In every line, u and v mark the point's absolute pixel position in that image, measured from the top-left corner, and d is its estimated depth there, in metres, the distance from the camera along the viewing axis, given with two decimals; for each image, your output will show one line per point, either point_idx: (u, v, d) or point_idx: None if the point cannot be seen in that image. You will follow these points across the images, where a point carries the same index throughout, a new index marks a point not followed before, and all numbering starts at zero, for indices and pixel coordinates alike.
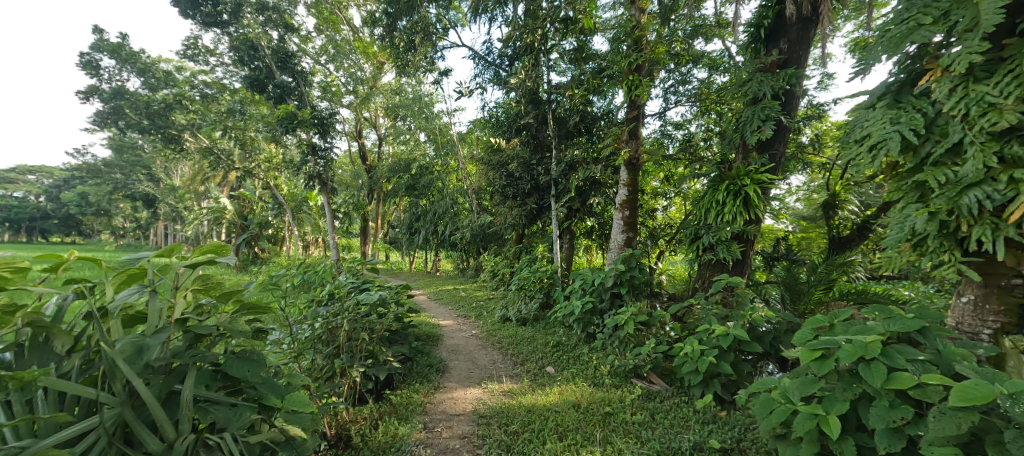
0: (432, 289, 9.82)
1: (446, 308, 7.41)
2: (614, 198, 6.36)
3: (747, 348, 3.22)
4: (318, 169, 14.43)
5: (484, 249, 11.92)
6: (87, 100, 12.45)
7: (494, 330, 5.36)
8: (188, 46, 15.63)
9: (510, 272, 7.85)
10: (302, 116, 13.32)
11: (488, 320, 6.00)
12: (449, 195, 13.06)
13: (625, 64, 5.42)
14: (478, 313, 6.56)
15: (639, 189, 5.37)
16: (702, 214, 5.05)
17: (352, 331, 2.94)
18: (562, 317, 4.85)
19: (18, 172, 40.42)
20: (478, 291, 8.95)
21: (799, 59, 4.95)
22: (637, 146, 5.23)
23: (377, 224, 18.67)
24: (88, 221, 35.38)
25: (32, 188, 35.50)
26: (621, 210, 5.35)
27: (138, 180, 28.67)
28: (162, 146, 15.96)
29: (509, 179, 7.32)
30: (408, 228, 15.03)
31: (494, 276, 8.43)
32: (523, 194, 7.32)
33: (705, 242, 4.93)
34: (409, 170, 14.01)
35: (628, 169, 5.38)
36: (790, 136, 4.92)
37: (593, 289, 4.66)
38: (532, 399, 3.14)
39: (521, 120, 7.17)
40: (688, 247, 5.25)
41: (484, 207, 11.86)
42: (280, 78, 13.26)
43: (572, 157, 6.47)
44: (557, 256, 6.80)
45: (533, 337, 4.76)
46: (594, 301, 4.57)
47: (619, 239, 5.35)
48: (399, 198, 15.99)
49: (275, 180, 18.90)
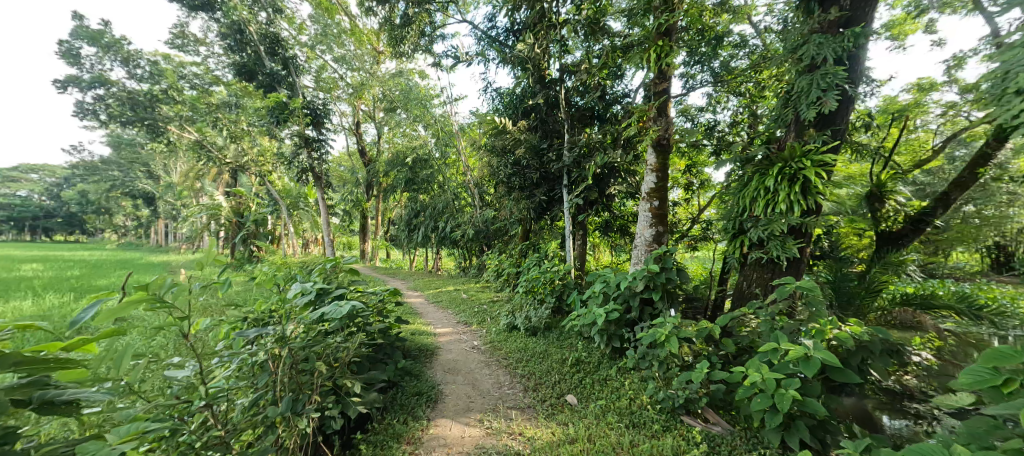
0: (430, 290, 9.04)
1: (444, 312, 6.63)
2: (634, 187, 5.55)
3: (834, 377, 2.51)
4: (313, 163, 13.70)
5: (487, 247, 11.12)
6: (64, 90, 11.75)
7: (499, 341, 4.58)
8: (176, 34, 14.90)
9: (516, 272, 7.08)
10: (293, 105, 12.56)
11: (490, 328, 5.22)
12: (449, 189, 12.28)
13: (652, 27, 4.59)
14: (480, 319, 5.78)
15: (670, 175, 4.54)
16: (745, 204, 4.23)
17: (308, 359, 2.17)
18: (581, 328, 4.07)
19: (21, 172, 40.29)
20: (480, 292, 8.17)
21: (864, 18, 4.12)
22: (669, 123, 4.39)
23: (377, 221, 17.91)
24: (87, 218, 35.05)
25: (36, 186, 35.57)
26: (649, 200, 4.52)
27: (138, 178, 28.31)
28: (150, 139, 15.26)
29: (514, 168, 6.51)
30: (406, 225, 14.19)
31: (498, 275, 7.64)
32: (530, 184, 6.53)
33: (750, 238, 4.10)
34: (408, 163, 13.25)
35: (656, 150, 4.55)
36: (854, 110, 4.10)
37: (619, 294, 3.89)
38: (553, 450, 2.37)
39: (527, 101, 6.36)
40: (728, 244, 4.42)
41: (488, 201, 11.09)
42: (269, 65, 12.55)
43: (587, 141, 5.69)
44: (570, 254, 6.04)
45: (545, 352, 3.96)
46: (619, 310, 3.82)
47: (645, 234, 4.49)
48: (397, 194, 15.22)
49: (270, 175, 18.19)
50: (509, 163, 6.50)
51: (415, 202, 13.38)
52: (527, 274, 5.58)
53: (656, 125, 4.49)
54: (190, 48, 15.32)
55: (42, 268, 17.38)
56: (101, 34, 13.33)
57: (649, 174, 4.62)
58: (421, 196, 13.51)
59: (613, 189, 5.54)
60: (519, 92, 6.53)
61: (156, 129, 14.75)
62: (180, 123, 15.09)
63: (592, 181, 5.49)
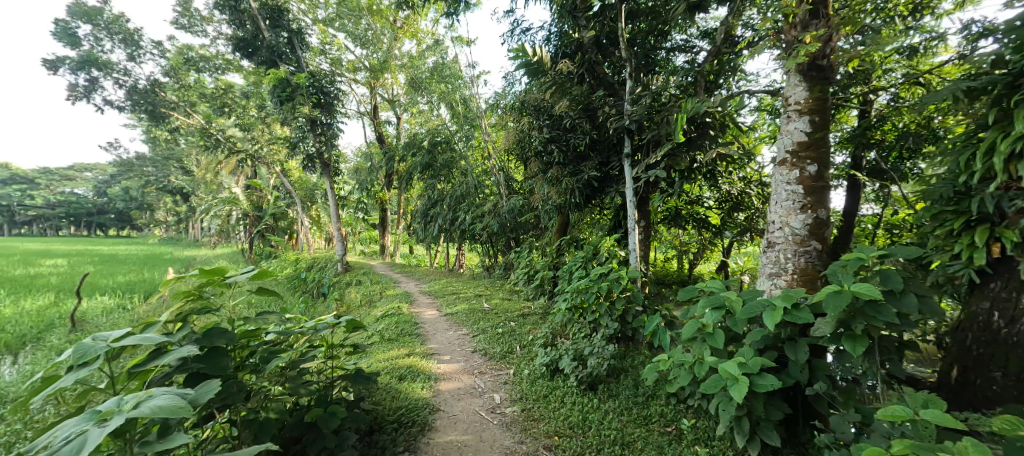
0: (445, 296, 7.42)
1: (457, 330, 4.97)
2: (740, 152, 3.62)
3: None
4: (322, 148, 12.36)
5: (516, 242, 9.38)
6: (54, 70, 10.87)
7: (536, 397, 2.88)
8: (181, 13, 13.95)
9: (552, 276, 5.35)
10: (296, 83, 11.21)
11: (521, 366, 3.51)
12: (471, 173, 10.60)
13: None
14: (505, 347, 4.08)
15: (830, 118, 2.58)
16: (998, 168, 2.25)
17: None
18: (689, 392, 2.32)
19: (74, 170, 41.68)
20: (507, 300, 6.43)
21: None
22: (837, 25, 2.45)
23: (398, 215, 16.52)
24: (134, 215, 36.04)
25: (86, 184, 37.35)
26: (797, 163, 2.56)
27: (172, 173, 28.54)
28: (156, 126, 14.36)
29: (552, 136, 4.67)
30: (422, 219, 12.61)
31: (529, 279, 5.92)
32: (575, 156, 4.66)
33: (1020, 231, 2.16)
34: (425, 146, 11.67)
35: (803, 78, 2.61)
36: None
37: (768, 335, 2.10)
38: None
39: (571, 37, 4.38)
40: (951, 242, 2.45)
41: (515, 188, 9.34)
42: (268, 37, 11.22)
43: (663, 89, 3.81)
44: (633, 254, 4.20)
45: (623, 441, 2.27)
46: (768, 368, 2.03)
47: (796, 224, 2.52)
48: (415, 182, 13.69)
49: (284, 165, 17.14)
50: (545, 127, 4.64)
51: (432, 191, 11.76)
52: (572, 284, 3.85)
53: (809, 31, 2.52)
54: (197, 29, 14.30)
55: (63, 264, 17.22)
56: (99, 10, 12.29)
57: (789, 120, 2.67)
58: (438, 184, 11.91)
59: (708, 155, 3.59)
60: (557, 27, 4.63)
61: (160, 116, 13.81)
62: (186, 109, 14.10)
63: (679, 141, 3.50)
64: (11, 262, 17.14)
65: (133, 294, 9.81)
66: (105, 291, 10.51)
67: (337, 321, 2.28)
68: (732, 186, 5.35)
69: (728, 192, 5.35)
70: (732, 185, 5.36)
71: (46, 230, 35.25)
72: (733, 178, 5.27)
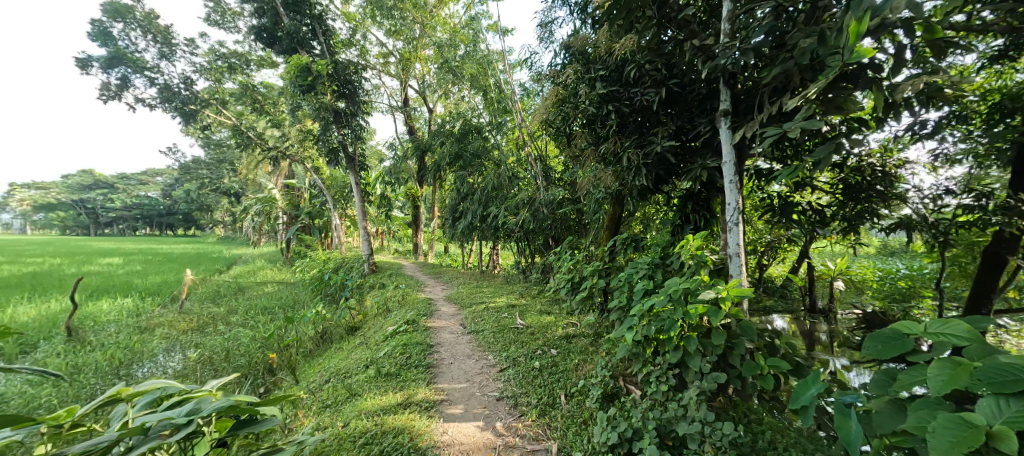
0: (472, 304, 6.30)
1: (479, 357, 3.80)
2: (951, 83, 2.09)
3: None
4: (346, 141, 11.60)
5: (555, 240, 8.12)
6: (85, 70, 10.77)
7: None
8: (213, 9, 13.65)
9: (602, 287, 4.09)
10: (317, 70, 10.41)
11: (567, 440, 2.32)
12: (504, 163, 9.44)
13: None
14: (543, 396, 2.87)
15: None
16: None
17: None
18: None
19: (146, 173, 44.84)
20: (545, 314, 5.17)
21: None
22: None
23: (431, 212, 15.63)
24: (193, 216, 37.94)
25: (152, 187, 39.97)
26: None
27: (225, 175, 29.63)
28: (190, 125, 14.20)
29: (605, 96, 3.30)
30: (451, 214, 11.58)
31: (572, 289, 4.66)
32: (640, 122, 3.30)
33: None
34: (454, 134, 10.66)
35: None
36: None
37: None
38: None
39: None
40: None
41: (554, 178, 8.05)
42: (289, 23, 10.51)
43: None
44: (734, 263, 2.80)
45: None
46: None
47: None
48: (445, 176, 12.67)
49: (317, 162, 16.70)
50: (597, 81, 3.29)
51: (462, 184, 10.68)
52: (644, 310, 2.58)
53: None
54: (229, 25, 13.97)
55: (117, 263, 17.98)
56: (130, 7, 12.10)
57: None
58: (469, 177, 10.79)
59: (899, 92, 2.05)
60: None
61: (190, 113, 13.57)
62: (217, 106, 13.85)
63: (857, 60, 1.89)
64: (71, 261, 17.92)
65: (157, 296, 9.45)
66: (133, 291, 10.33)
67: (192, 426, 1.18)
68: (873, 161, 4.13)
69: (869, 165, 4.10)
70: (876, 161, 4.13)
71: (125, 230, 38.53)
72: (879, 150, 4.06)
